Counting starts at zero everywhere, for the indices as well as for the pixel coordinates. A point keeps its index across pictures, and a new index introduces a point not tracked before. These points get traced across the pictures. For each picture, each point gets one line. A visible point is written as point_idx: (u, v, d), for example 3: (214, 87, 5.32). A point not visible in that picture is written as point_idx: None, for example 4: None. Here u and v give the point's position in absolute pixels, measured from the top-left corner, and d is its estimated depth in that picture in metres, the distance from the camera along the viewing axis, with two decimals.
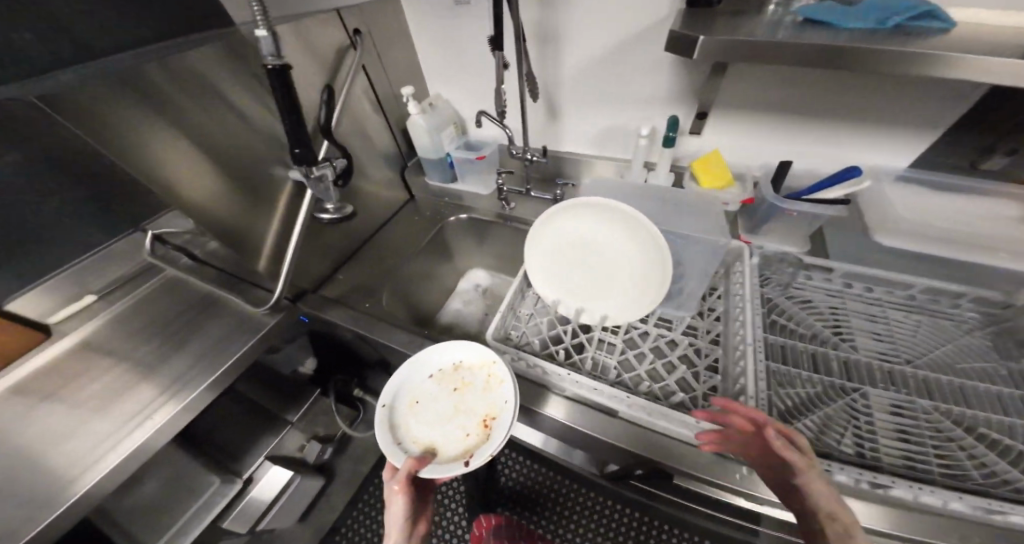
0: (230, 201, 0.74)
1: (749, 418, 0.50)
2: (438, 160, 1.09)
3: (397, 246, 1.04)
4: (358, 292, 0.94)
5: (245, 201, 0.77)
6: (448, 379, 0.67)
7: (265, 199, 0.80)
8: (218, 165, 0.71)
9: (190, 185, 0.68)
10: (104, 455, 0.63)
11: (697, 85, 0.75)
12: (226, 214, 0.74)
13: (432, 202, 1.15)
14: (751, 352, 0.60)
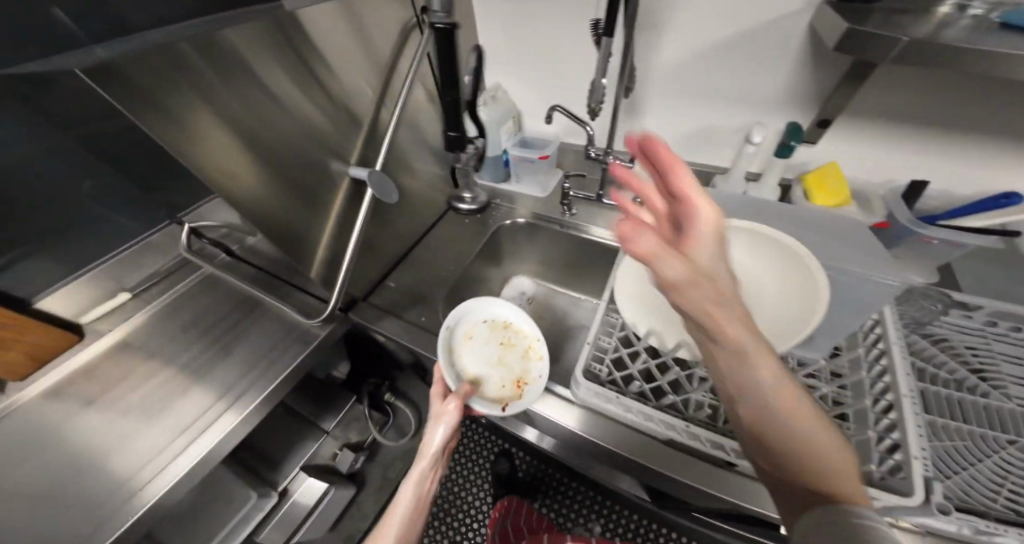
0: (284, 204, 0.65)
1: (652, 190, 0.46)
2: (494, 158, 0.98)
3: (449, 252, 0.95)
4: (409, 303, 0.85)
5: (299, 203, 0.68)
6: (498, 330, 0.70)
7: (317, 200, 0.71)
8: (274, 162, 0.62)
9: (247, 183, 0.59)
10: (167, 468, 0.59)
11: (827, 87, 0.65)
12: (278, 218, 0.65)
13: (482, 204, 1.04)
14: (905, 406, 0.54)
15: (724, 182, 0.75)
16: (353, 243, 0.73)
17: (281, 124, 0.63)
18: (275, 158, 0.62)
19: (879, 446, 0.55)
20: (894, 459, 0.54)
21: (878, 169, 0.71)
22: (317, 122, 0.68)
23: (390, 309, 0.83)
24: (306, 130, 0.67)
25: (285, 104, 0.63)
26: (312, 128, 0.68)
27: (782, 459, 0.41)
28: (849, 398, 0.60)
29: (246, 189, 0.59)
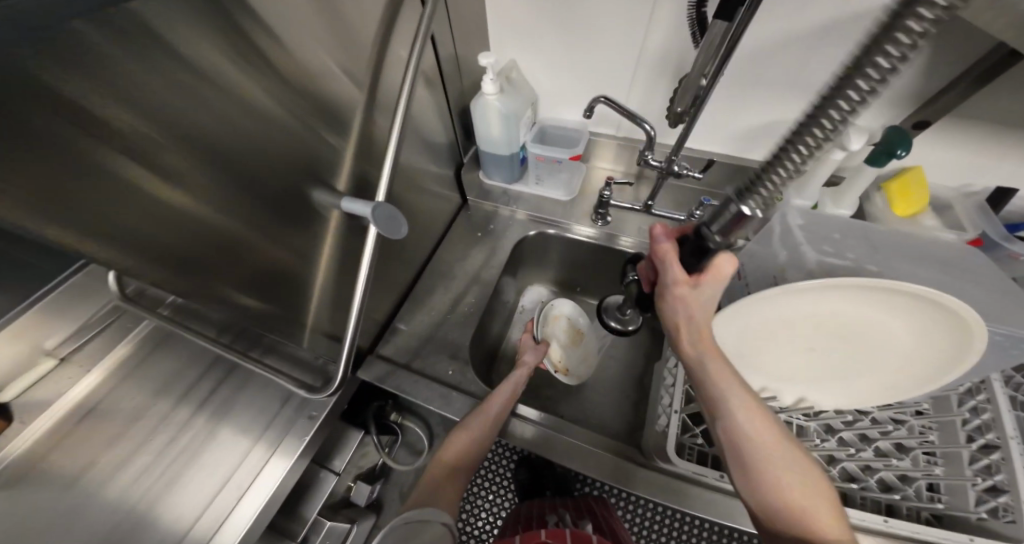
0: (234, 262, 0.44)
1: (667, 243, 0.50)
2: (509, 155, 0.79)
3: (462, 276, 0.77)
4: (423, 353, 0.67)
5: (258, 257, 0.46)
6: (574, 332, 0.84)
7: (294, 246, 0.51)
8: (224, 208, 0.40)
9: (170, 244, 0.37)
10: (227, 519, 0.51)
11: (936, 83, 0.55)
12: (224, 283, 0.44)
13: (491, 210, 0.85)
14: (1008, 446, 0.50)
15: (797, 190, 0.65)
16: (356, 297, 0.55)
17: (253, 152, 0.41)
18: (230, 199, 0.41)
19: (977, 486, 0.50)
20: (995, 500, 0.49)
21: (963, 174, 0.63)
22: (309, 140, 0.47)
23: (402, 363, 0.65)
24: (290, 155, 0.45)
25: (268, 122, 0.41)
26: (302, 149, 0.47)
27: (757, 461, 0.42)
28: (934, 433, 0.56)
29: (168, 253, 0.37)
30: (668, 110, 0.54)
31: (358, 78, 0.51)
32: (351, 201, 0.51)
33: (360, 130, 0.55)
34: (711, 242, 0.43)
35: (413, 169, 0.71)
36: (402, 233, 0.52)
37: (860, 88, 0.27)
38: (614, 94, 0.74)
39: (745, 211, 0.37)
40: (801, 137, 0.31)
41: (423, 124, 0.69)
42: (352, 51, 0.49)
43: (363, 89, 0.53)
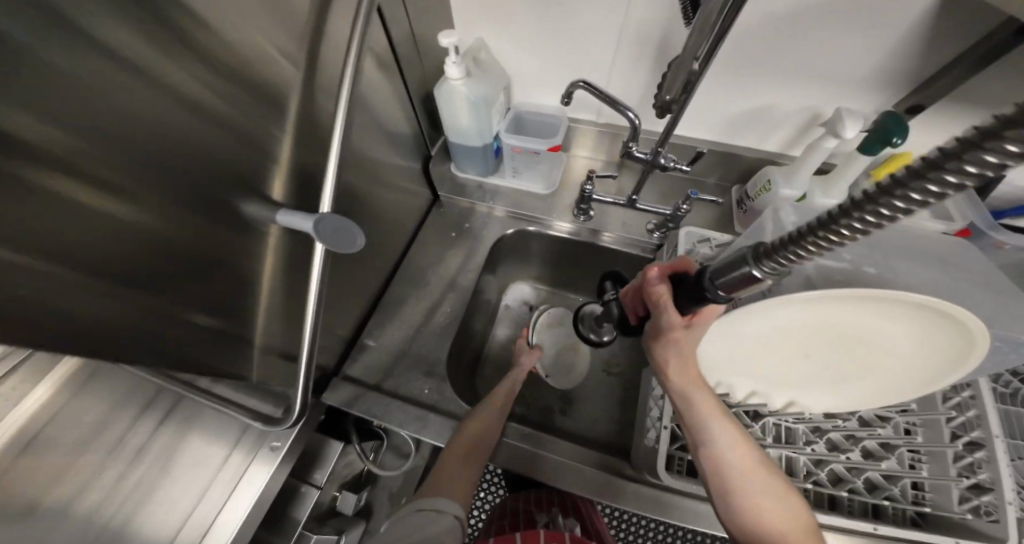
0: (175, 272, 0.35)
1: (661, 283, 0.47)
2: (481, 146, 0.72)
3: (436, 283, 0.73)
4: (396, 372, 0.64)
5: (202, 272, 0.38)
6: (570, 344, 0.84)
7: (243, 267, 0.43)
8: (151, 211, 0.31)
9: (93, 251, 0.28)
10: (213, 526, 0.48)
11: (930, 65, 0.51)
12: (166, 307, 0.35)
13: (467, 206, 0.80)
14: (994, 446, 0.50)
15: (786, 180, 0.62)
16: (305, 321, 0.49)
17: (181, 142, 0.32)
18: (159, 201, 0.32)
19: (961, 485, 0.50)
20: (978, 499, 0.49)
21: None
22: (247, 130, 0.39)
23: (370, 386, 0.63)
24: (227, 146, 0.36)
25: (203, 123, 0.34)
26: (241, 142, 0.38)
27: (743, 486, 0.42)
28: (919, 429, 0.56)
29: (87, 263, 0.28)
30: (655, 100, 0.49)
31: (297, 70, 0.44)
32: (290, 214, 0.43)
33: (308, 132, 0.48)
34: (712, 291, 0.37)
35: (373, 166, 0.63)
36: (360, 243, 0.45)
37: (925, 194, 0.18)
38: (592, 76, 0.68)
39: (754, 275, 0.31)
40: (822, 233, 0.23)
41: (381, 117, 0.62)
42: (285, 36, 0.41)
43: (307, 82, 0.45)
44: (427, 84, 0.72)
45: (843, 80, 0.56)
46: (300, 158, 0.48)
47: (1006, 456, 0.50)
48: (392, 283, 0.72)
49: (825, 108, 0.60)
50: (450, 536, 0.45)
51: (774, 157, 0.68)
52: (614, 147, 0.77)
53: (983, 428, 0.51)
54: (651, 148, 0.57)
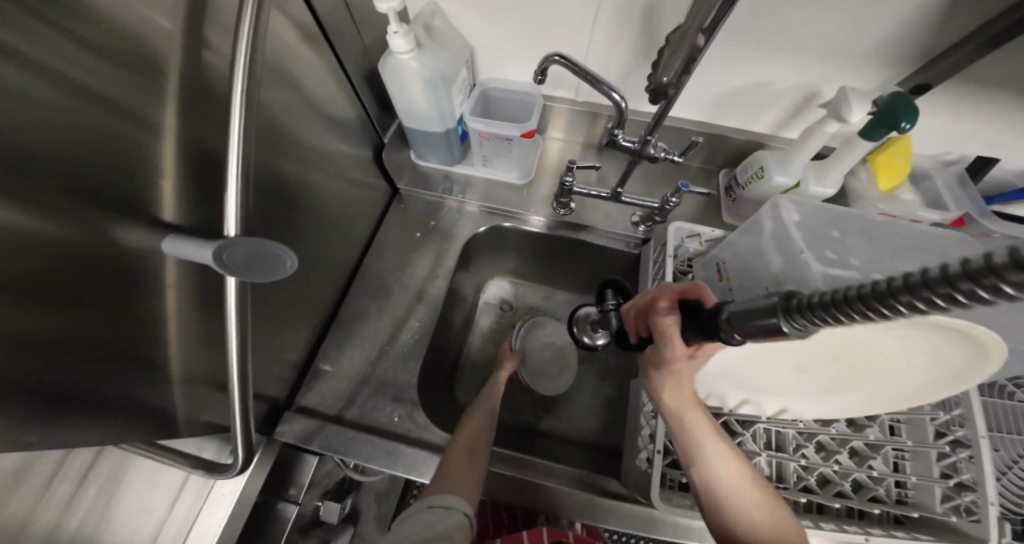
0: (73, 276, 0.30)
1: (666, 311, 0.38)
2: (444, 132, 0.64)
3: (401, 293, 0.66)
4: (361, 397, 0.59)
5: (105, 282, 0.32)
6: (555, 355, 0.77)
7: (146, 299, 0.36)
8: (17, 212, 0.26)
9: None
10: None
11: (933, 37, 0.46)
12: (67, 324, 0.30)
13: (432, 201, 0.72)
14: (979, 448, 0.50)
15: (782, 167, 0.56)
16: (228, 361, 0.41)
17: (44, 122, 0.26)
18: (26, 199, 0.26)
19: (943, 485, 0.51)
20: (961, 499, 0.50)
21: (951, 141, 0.57)
22: (139, 109, 0.32)
23: (331, 417, 0.57)
24: (114, 130, 0.30)
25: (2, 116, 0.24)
26: (132, 125, 0.32)
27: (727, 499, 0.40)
28: (904, 427, 0.56)
29: None
30: (647, 79, 0.37)
31: (173, 58, 0.34)
32: (182, 243, 0.35)
33: (205, 135, 0.39)
34: (726, 332, 0.29)
35: (311, 161, 0.54)
36: (292, 266, 0.39)
37: (996, 293, 0.13)
38: (562, 48, 0.59)
39: (780, 328, 0.24)
40: (863, 306, 0.17)
41: (313, 105, 0.52)
42: (145, 15, 0.31)
43: (191, 72, 0.36)
44: (371, 61, 0.62)
45: (839, 54, 0.51)
46: (203, 170, 0.39)
47: (990, 455, 0.50)
48: (352, 294, 0.65)
49: (825, 86, 0.55)
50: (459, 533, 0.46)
51: (765, 139, 0.63)
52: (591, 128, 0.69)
53: (970, 428, 0.51)
54: (638, 136, 0.49)
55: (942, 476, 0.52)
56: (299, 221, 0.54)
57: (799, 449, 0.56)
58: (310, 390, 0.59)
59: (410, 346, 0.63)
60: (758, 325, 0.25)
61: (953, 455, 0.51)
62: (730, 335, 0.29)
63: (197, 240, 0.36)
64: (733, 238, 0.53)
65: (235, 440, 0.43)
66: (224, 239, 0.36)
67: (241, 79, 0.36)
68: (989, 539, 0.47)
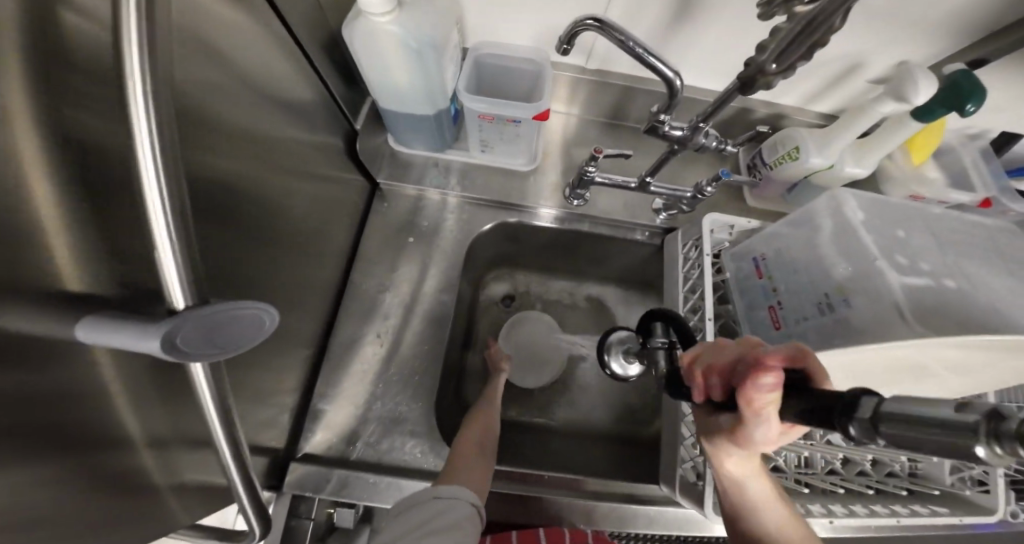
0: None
1: (767, 392, 0.25)
2: (431, 112, 0.52)
3: (396, 309, 0.56)
4: (367, 435, 0.51)
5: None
6: (548, 345, 0.70)
7: (52, 411, 0.25)
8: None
9: None
10: None
11: (1000, 6, 0.41)
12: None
13: (415, 195, 0.61)
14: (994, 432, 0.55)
15: (817, 149, 0.51)
16: (220, 451, 0.29)
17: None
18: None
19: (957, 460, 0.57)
20: (974, 473, 0.56)
21: (976, 115, 0.54)
22: None
23: (337, 460, 0.49)
24: None
25: None
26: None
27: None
28: None
29: None
30: (745, 64, 0.29)
31: (24, 31, 0.20)
32: (99, 327, 0.23)
33: (102, 153, 0.25)
34: (846, 419, 0.18)
35: (267, 163, 0.41)
36: (273, 324, 0.28)
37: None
38: (574, 6, 0.48)
39: (969, 453, 0.14)
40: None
41: (250, 84, 0.37)
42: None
43: (54, 55, 0.22)
44: (329, 23, 0.47)
45: (892, 23, 0.44)
46: (112, 208, 0.26)
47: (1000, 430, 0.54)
48: (340, 316, 0.55)
49: (871, 57, 0.49)
50: (468, 524, 0.42)
51: (791, 113, 0.57)
52: (599, 98, 0.60)
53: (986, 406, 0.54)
54: (689, 122, 0.41)
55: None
56: (262, 245, 0.42)
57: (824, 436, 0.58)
58: (310, 435, 0.50)
59: (414, 369, 0.54)
60: (930, 438, 0.15)
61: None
62: (856, 435, 0.18)
63: (129, 323, 0.23)
64: (776, 228, 0.48)
65: (250, 528, 0.35)
66: (175, 313, 0.23)
67: (138, 52, 0.20)
68: (997, 510, 0.53)
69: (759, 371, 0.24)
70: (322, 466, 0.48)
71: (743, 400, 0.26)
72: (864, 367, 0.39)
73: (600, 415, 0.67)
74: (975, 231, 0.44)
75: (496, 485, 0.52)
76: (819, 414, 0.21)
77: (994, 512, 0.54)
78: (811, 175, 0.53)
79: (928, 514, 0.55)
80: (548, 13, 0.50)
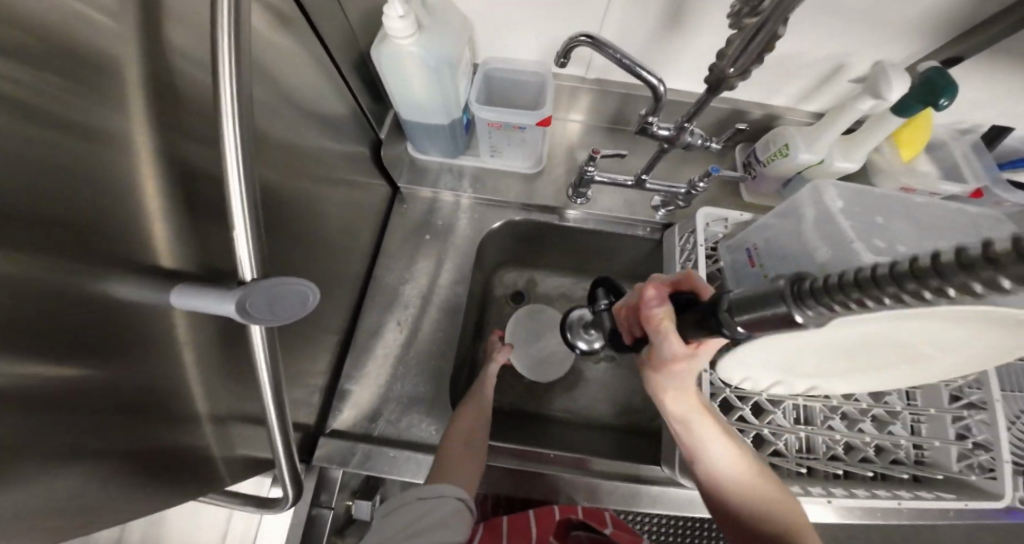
0: (21, 349, 0.23)
1: (660, 303, 0.33)
2: (446, 122, 0.58)
3: (414, 300, 0.62)
4: (388, 413, 0.56)
5: (93, 341, 0.27)
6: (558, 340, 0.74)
7: (146, 363, 0.31)
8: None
9: None
10: None
11: (970, 8, 0.44)
12: (40, 401, 0.25)
13: (431, 197, 0.67)
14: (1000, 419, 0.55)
15: (806, 146, 0.54)
16: (265, 392, 0.37)
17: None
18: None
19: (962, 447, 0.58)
20: (982, 459, 0.56)
21: (965, 111, 0.56)
22: (102, 121, 0.25)
23: (361, 436, 0.54)
24: (67, 152, 0.24)
25: None
26: (83, 152, 0.24)
27: (718, 483, 0.40)
28: (917, 394, 0.62)
29: None
30: (709, 69, 0.33)
31: (135, 64, 0.27)
32: (185, 292, 0.30)
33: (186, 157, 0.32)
34: (779, 307, 0.21)
35: (306, 168, 0.48)
36: (316, 301, 0.33)
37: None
38: (573, 23, 0.54)
39: (792, 318, 0.20)
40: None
41: (293, 101, 0.44)
42: (83, 17, 0.23)
43: (157, 78, 0.29)
44: (357, 46, 0.54)
45: (868, 27, 0.48)
46: (195, 204, 0.33)
47: (1002, 415, 0.55)
48: (364, 306, 0.61)
49: (853, 58, 0.52)
50: (457, 520, 0.44)
51: (783, 113, 0.61)
52: (601, 106, 0.65)
53: (986, 391, 0.56)
54: (675, 123, 0.45)
55: (958, 437, 0.58)
56: (300, 238, 0.48)
57: (826, 421, 0.60)
58: (338, 413, 0.56)
59: (431, 355, 0.59)
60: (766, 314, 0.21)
61: (969, 418, 0.57)
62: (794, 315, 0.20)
63: (206, 287, 0.30)
64: (766, 220, 0.51)
65: (282, 472, 0.42)
66: (243, 285, 0.30)
67: (229, 83, 0.28)
68: (1004, 496, 0.53)
69: (649, 293, 0.34)
70: (348, 440, 0.53)
71: (651, 318, 0.33)
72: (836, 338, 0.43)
73: (607, 404, 0.71)
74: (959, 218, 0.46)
75: (504, 461, 0.56)
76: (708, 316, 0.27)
77: (1002, 498, 0.54)
78: (803, 170, 0.56)
79: (931, 499, 0.55)
80: (549, 30, 0.55)
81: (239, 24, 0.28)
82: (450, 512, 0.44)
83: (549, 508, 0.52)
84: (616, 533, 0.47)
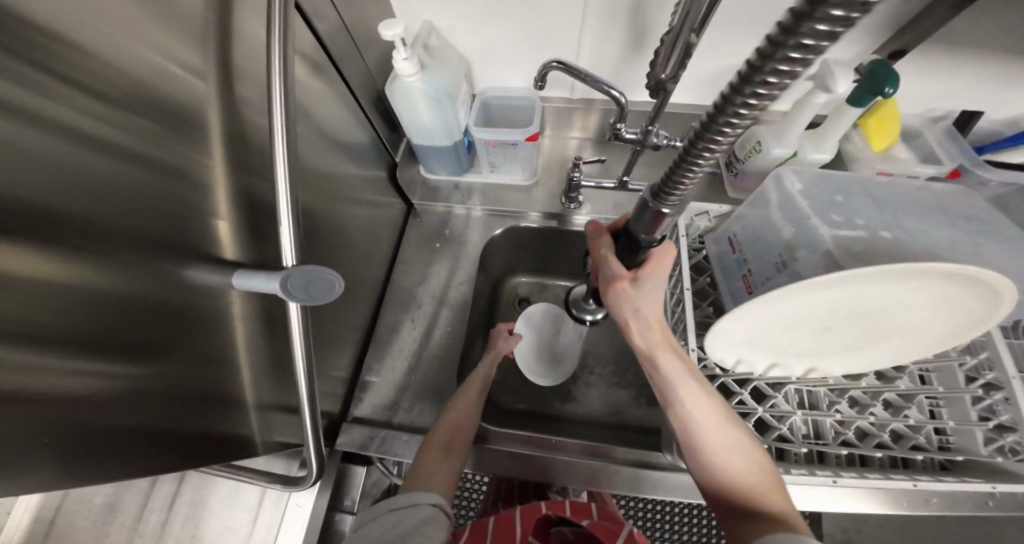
0: (122, 313, 0.32)
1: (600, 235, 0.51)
2: (451, 145, 0.67)
3: (427, 301, 0.69)
4: (405, 403, 0.62)
5: (171, 313, 0.36)
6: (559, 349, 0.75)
7: (200, 335, 0.39)
8: (69, 268, 0.28)
9: (45, 322, 0.27)
10: None
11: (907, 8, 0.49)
12: (125, 360, 0.33)
13: (443, 211, 0.76)
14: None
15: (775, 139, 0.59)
16: (298, 362, 0.45)
17: (68, 174, 0.27)
18: (80, 240, 0.28)
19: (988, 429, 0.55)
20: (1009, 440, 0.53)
21: (937, 100, 0.59)
22: (185, 150, 0.35)
23: (381, 423, 0.60)
24: (164, 173, 0.33)
25: (86, 187, 0.28)
26: (174, 176, 0.34)
27: (684, 421, 0.45)
28: (932, 378, 0.61)
29: (43, 334, 0.27)
30: (648, 78, 0.42)
31: (211, 110, 0.37)
32: (243, 276, 0.39)
33: (242, 179, 0.42)
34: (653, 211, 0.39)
35: (334, 187, 0.57)
36: (341, 287, 0.40)
37: (828, 22, 0.19)
38: (555, 54, 0.62)
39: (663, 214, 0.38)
40: (739, 98, 0.25)
41: (329, 136, 0.55)
42: (182, 79, 0.34)
43: (228, 118, 0.39)
44: (376, 87, 0.64)
45: None
46: (242, 212, 0.42)
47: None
48: (383, 308, 0.69)
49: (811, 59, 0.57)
50: (433, 529, 0.43)
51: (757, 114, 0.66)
52: (589, 121, 0.73)
53: (999, 371, 0.54)
54: (640, 127, 0.52)
55: (981, 419, 0.56)
56: (331, 245, 0.57)
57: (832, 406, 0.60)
58: (359, 402, 0.62)
59: (443, 349, 0.66)
60: (664, 221, 0.40)
61: (989, 398, 0.55)
62: (660, 212, 0.38)
63: (258, 274, 0.39)
64: (741, 210, 0.55)
65: (309, 441, 0.48)
66: (286, 269, 0.38)
67: (281, 121, 0.38)
68: None
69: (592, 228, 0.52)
70: (368, 426, 0.60)
71: (595, 249, 0.50)
72: (806, 302, 0.46)
73: (614, 398, 0.74)
74: (924, 196, 0.49)
75: (511, 446, 0.60)
76: (631, 238, 0.44)
77: None
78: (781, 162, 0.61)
79: (953, 482, 0.54)
80: (535, 61, 0.64)
81: (286, 77, 0.38)
82: (427, 517, 0.43)
83: (536, 504, 0.46)
84: (592, 525, 0.41)
